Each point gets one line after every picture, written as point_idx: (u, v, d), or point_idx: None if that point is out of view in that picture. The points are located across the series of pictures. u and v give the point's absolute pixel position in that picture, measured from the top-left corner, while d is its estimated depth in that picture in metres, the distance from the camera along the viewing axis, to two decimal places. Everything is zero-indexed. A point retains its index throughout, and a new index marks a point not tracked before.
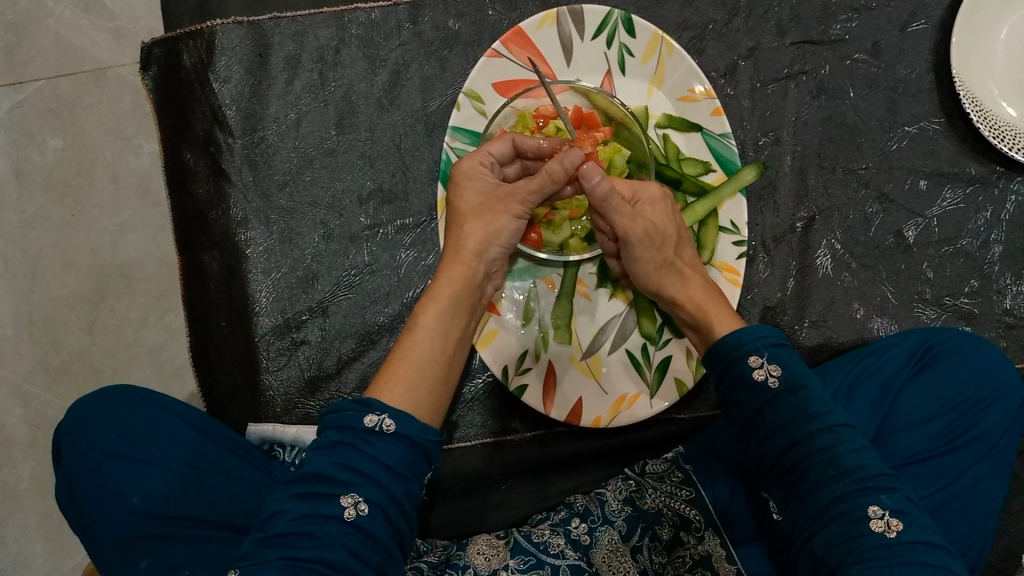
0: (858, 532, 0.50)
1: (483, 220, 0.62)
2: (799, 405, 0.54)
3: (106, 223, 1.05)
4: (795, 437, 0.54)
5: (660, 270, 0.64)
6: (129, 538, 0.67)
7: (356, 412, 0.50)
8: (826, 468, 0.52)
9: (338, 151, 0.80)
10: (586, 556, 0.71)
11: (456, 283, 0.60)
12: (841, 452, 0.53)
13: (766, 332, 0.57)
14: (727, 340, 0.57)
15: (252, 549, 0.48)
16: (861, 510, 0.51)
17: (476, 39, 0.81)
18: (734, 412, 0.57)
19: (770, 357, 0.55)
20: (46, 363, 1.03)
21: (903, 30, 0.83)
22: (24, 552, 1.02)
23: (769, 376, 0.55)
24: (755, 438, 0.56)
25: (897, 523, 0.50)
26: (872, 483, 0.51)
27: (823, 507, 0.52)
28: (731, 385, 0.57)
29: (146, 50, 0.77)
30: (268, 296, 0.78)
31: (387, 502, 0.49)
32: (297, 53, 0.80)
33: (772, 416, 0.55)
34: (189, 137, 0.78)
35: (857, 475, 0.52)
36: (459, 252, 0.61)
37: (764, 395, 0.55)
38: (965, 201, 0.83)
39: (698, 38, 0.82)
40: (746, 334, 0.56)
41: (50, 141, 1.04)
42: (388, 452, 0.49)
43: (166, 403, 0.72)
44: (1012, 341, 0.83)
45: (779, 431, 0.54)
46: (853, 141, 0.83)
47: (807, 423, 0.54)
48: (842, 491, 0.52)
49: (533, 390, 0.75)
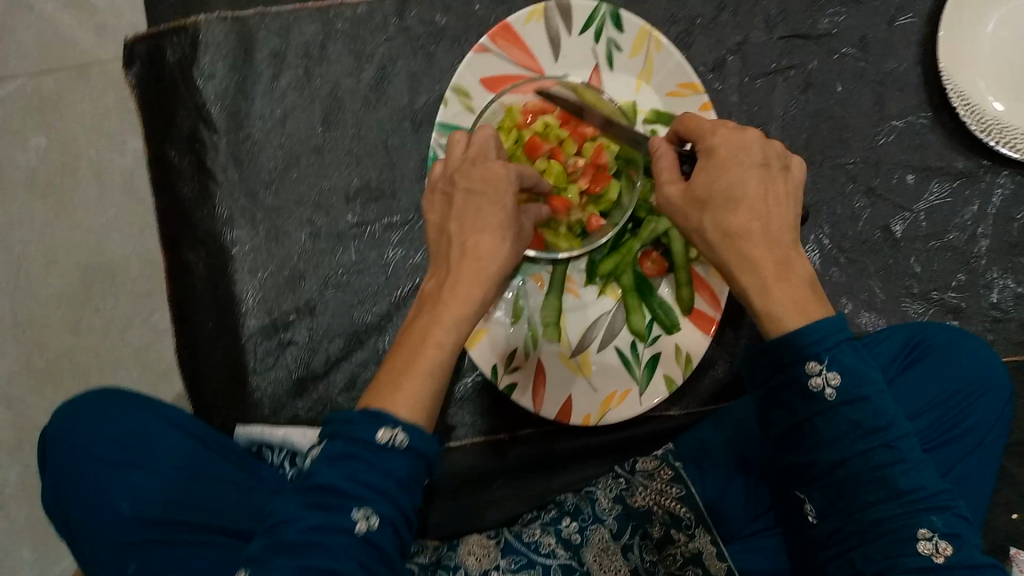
0: (902, 552, 0.48)
1: (496, 219, 0.55)
2: (856, 418, 0.49)
3: (90, 221, 1.03)
4: (845, 455, 0.49)
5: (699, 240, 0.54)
6: (121, 542, 0.65)
7: (367, 425, 0.48)
8: (877, 488, 0.49)
9: (325, 148, 0.79)
10: (578, 555, 0.70)
11: (468, 298, 0.52)
12: (894, 471, 0.48)
13: (836, 326, 0.49)
14: (783, 341, 0.50)
15: (260, 555, 0.47)
16: (910, 531, 0.48)
17: (463, 34, 0.81)
18: (781, 416, 0.51)
19: (830, 364, 0.49)
20: (31, 364, 1.02)
21: (891, 24, 0.83)
22: (12, 554, 1.01)
23: (827, 386, 0.49)
24: (798, 447, 0.51)
25: (945, 547, 0.48)
26: (925, 504, 0.48)
27: (869, 525, 0.49)
28: (781, 388, 0.51)
29: (129, 46, 0.76)
30: (255, 296, 0.78)
31: (397, 516, 0.48)
32: (282, 50, 0.79)
33: (825, 429, 0.49)
34: (174, 134, 0.77)
35: (910, 496, 0.48)
36: (466, 261, 0.53)
37: (818, 406, 0.49)
38: (953, 194, 0.84)
39: (686, 32, 0.82)
40: (820, 329, 0.49)
41: (32, 138, 1.03)
42: (399, 466, 0.48)
43: (175, 418, 0.72)
44: (998, 334, 0.83)
45: (829, 445, 0.49)
46: (841, 135, 0.83)
47: (859, 440, 0.49)
48: (891, 511, 0.49)
49: (523, 388, 0.75)
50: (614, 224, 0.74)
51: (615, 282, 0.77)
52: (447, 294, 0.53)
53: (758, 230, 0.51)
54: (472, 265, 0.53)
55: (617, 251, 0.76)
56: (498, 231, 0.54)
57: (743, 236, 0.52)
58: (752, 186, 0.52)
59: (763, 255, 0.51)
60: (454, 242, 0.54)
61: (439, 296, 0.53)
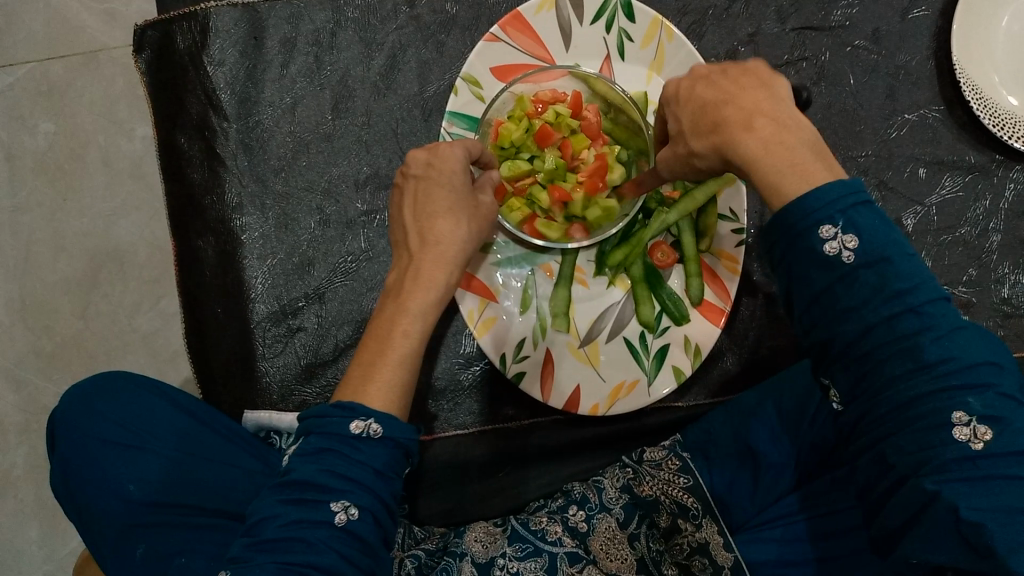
0: (936, 442, 0.41)
1: (447, 205, 0.58)
2: (876, 282, 0.43)
3: (99, 207, 1.03)
4: (869, 321, 0.43)
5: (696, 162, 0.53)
6: (126, 525, 0.66)
7: (340, 419, 0.49)
8: (902, 361, 0.42)
9: (334, 136, 0.79)
10: (584, 543, 0.71)
11: (434, 282, 0.56)
12: (922, 341, 0.42)
13: (851, 189, 0.44)
14: (783, 211, 0.45)
15: (241, 554, 0.47)
16: (943, 414, 0.41)
17: (474, 23, 0.80)
18: (798, 289, 0.46)
19: (845, 225, 0.43)
20: (39, 349, 1.03)
21: (903, 17, 0.83)
22: (18, 538, 1.02)
23: (845, 249, 0.43)
24: (820, 320, 0.45)
25: (984, 433, 0.40)
26: (957, 382, 0.41)
27: (896, 408, 0.42)
28: (794, 259, 0.45)
29: (139, 33, 0.75)
30: (264, 283, 0.78)
31: (376, 506, 0.48)
32: (292, 37, 0.79)
33: (844, 296, 0.44)
34: (184, 121, 0.76)
35: (939, 369, 0.41)
36: (426, 247, 0.57)
37: (836, 270, 0.43)
38: (964, 188, 0.83)
39: (697, 23, 0.81)
40: (826, 193, 0.44)
41: (41, 125, 1.03)
42: (376, 457, 0.49)
43: (176, 398, 0.72)
44: (1010, 329, 0.83)
45: (849, 314, 0.43)
46: (853, 127, 0.82)
47: (883, 305, 0.42)
48: (921, 389, 0.41)
49: (531, 377, 0.74)
50: (625, 215, 0.74)
51: (624, 273, 0.77)
52: (410, 284, 0.56)
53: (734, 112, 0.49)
54: (431, 252, 0.57)
55: (627, 242, 0.76)
56: (449, 215, 0.58)
57: (736, 120, 0.49)
58: (720, 90, 0.51)
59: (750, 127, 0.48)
60: (414, 227, 0.58)
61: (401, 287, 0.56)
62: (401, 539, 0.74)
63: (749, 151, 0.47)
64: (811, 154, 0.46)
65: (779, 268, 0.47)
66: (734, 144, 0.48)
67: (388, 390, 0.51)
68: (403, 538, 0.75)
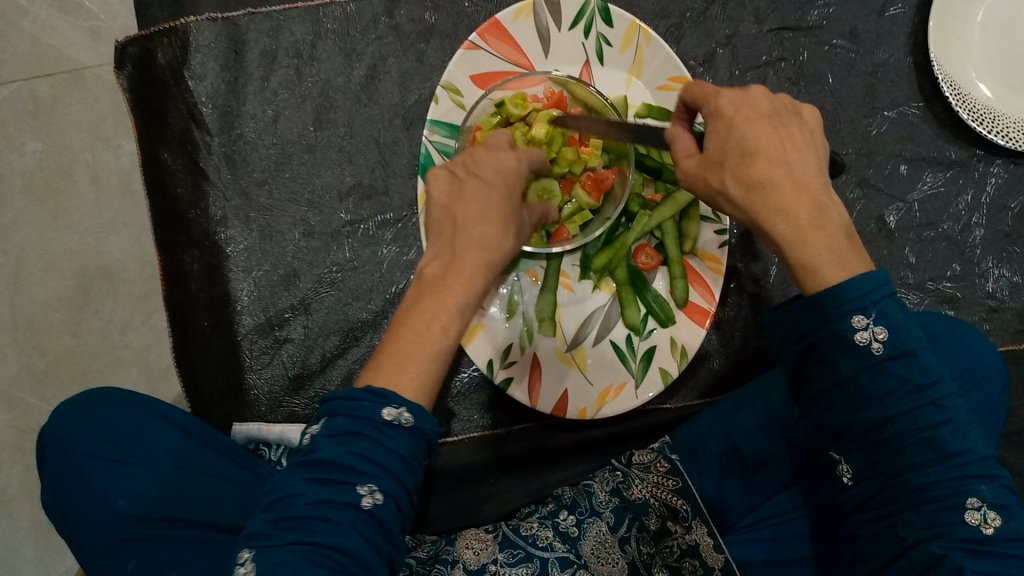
0: (950, 521, 0.47)
1: (502, 214, 0.56)
2: (903, 374, 0.48)
3: (88, 224, 1.04)
4: (892, 413, 0.48)
5: (722, 200, 0.53)
6: (116, 540, 0.66)
7: (373, 403, 0.48)
8: (922, 451, 0.48)
9: (317, 147, 0.79)
10: (575, 548, 0.70)
11: (470, 287, 0.52)
12: (942, 433, 0.47)
13: (877, 281, 0.48)
14: (816, 296, 0.48)
15: (262, 530, 0.47)
16: (959, 499, 0.47)
17: (454, 32, 0.81)
18: (818, 370, 0.50)
19: (877, 318, 0.47)
20: (32, 367, 1.03)
21: (881, 15, 0.83)
22: (13, 558, 1.01)
23: (874, 341, 0.47)
24: (842, 404, 0.49)
25: (994, 518, 0.47)
26: (973, 471, 0.48)
27: (914, 489, 0.49)
28: (823, 344, 0.49)
29: (120, 49, 0.76)
30: (250, 295, 0.78)
31: (400, 493, 0.49)
32: (273, 49, 0.79)
33: (870, 384, 0.48)
34: (167, 136, 0.77)
35: (958, 460, 0.47)
36: (468, 249, 0.53)
37: (867, 360, 0.47)
38: (946, 184, 0.83)
39: (675, 26, 0.82)
40: (856, 286, 0.47)
41: (28, 143, 1.03)
42: (404, 444, 0.48)
43: (167, 412, 0.72)
44: (994, 323, 0.83)
45: (874, 403, 0.48)
46: (833, 126, 0.83)
47: (906, 398, 0.48)
48: (939, 476, 0.48)
49: (518, 382, 0.75)
50: (607, 218, 0.74)
51: (609, 276, 0.77)
52: (451, 280, 0.52)
53: (783, 178, 0.50)
54: (475, 254, 0.53)
55: (611, 246, 0.75)
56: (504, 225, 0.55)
57: (785, 174, 0.50)
58: (769, 141, 0.51)
59: (798, 202, 0.49)
60: (459, 228, 0.54)
61: (439, 279, 0.52)
62: None
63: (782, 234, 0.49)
64: (844, 241, 0.49)
65: (801, 346, 0.50)
66: (767, 225, 0.50)
67: (420, 382, 0.50)
68: None
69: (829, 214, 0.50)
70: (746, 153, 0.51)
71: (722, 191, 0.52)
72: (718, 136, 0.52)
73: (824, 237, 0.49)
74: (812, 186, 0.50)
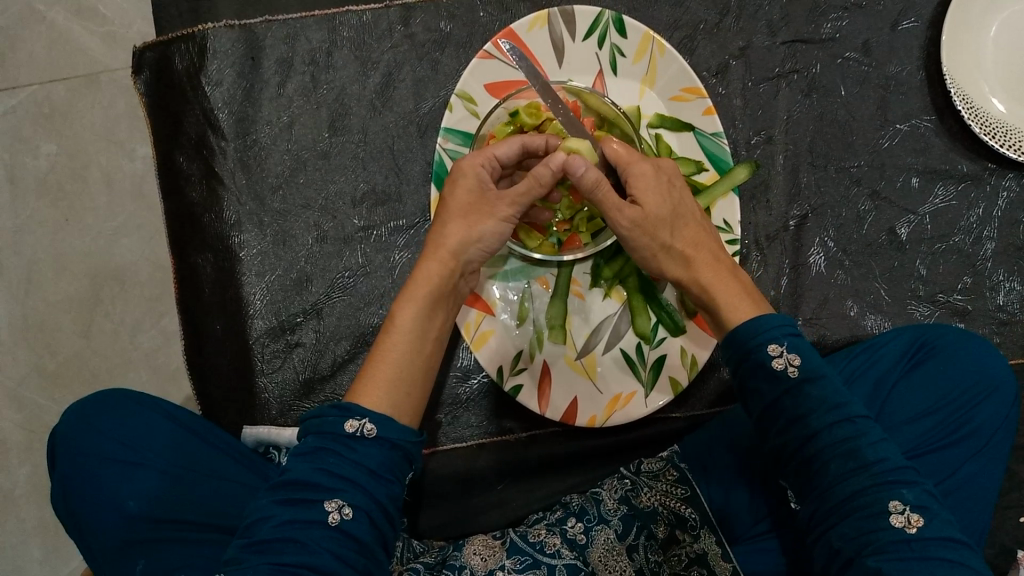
0: (877, 526, 0.50)
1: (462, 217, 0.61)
2: (818, 396, 0.54)
3: (100, 227, 1.05)
4: (814, 428, 0.53)
5: (662, 257, 0.63)
6: (127, 540, 0.67)
7: (336, 418, 0.51)
8: (845, 461, 0.52)
9: (331, 153, 0.80)
10: (582, 555, 0.69)
11: (432, 278, 0.59)
12: (861, 444, 0.52)
13: (784, 321, 0.56)
14: (736, 332, 0.57)
15: (236, 555, 0.48)
16: (883, 504, 0.50)
17: (468, 40, 0.82)
18: (754, 399, 0.56)
19: (788, 347, 0.54)
20: (42, 368, 1.03)
21: (894, 28, 0.84)
22: (21, 558, 1.02)
23: (789, 366, 0.54)
24: (773, 429, 0.55)
25: (916, 519, 0.50)
26: (891, 478, 0.51)
27: (842, 500, 0.52)
28: (749, 373, 0.55)
29: (138, 54, 0.77)
30: (263, 298, 0.78)
31: (371, 506, 0.49)
32: (289, 56, 0.80)
33: (792, 406, 0.54)
34: (183, 140, 0.78)
35: (877, 468, 0.51)
36: (438, 251, 0.60)
37: (783, 384, 0.54)
38: (958, 197, 0.84)
39: (689, 38, 0.82)
40: (755, 325, 0.56)
41: (43, 146, 1.04)
42: (371, 456, 0.50)
43: (171, 410, 0.72)
44: (1005, 336, 0.83)
45: (801, 420, 0.54)
46: (844, 138, 0.83)
47: (825, 414, 0.53)
48: (862, 485, 0.51)
49: (528, 390, 0.75)
50: None
51: (619, 285, 0.77)
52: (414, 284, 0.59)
53: (697, 238, 0.63)
54: (437, 253, 0.60)
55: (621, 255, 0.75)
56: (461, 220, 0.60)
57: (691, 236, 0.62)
58: (681, 205, 0.63)
59: (702, 264, 0.62)
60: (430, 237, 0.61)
61: (405, 286, 0.59)
62: (401, 553, 0.74)
63: (709, 283, 0.61)
64: (742, 291, 0.60)
65: (735, 383, 0.58)
66: (696, 276, 0.62)
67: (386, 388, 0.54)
68: (402, 552, 0.74)
69: (729, 266, 0.62)
70: (673, 212, 0.62)
71: (664, 244, 0.62)
72: (658, 190, 0.62)
73: (733, 281, 0.61)
74: (708, 242, 0.63)
